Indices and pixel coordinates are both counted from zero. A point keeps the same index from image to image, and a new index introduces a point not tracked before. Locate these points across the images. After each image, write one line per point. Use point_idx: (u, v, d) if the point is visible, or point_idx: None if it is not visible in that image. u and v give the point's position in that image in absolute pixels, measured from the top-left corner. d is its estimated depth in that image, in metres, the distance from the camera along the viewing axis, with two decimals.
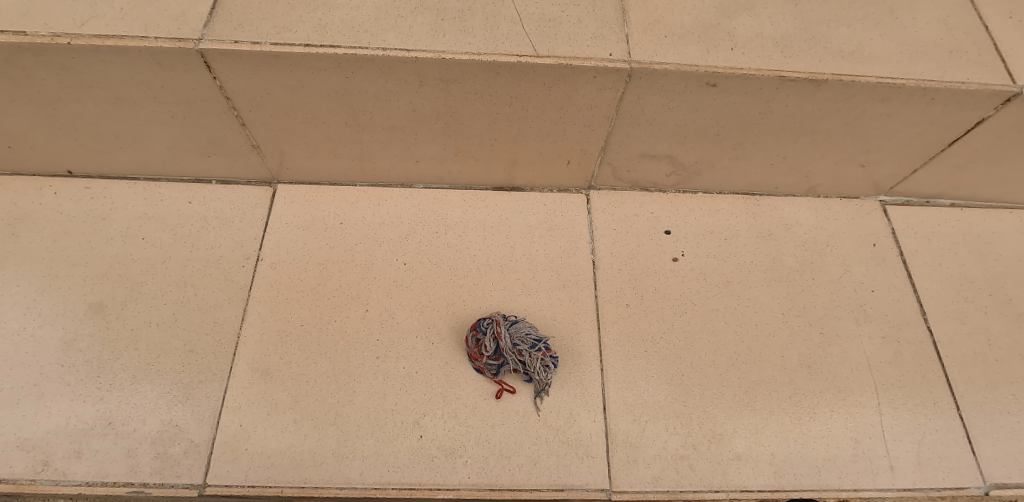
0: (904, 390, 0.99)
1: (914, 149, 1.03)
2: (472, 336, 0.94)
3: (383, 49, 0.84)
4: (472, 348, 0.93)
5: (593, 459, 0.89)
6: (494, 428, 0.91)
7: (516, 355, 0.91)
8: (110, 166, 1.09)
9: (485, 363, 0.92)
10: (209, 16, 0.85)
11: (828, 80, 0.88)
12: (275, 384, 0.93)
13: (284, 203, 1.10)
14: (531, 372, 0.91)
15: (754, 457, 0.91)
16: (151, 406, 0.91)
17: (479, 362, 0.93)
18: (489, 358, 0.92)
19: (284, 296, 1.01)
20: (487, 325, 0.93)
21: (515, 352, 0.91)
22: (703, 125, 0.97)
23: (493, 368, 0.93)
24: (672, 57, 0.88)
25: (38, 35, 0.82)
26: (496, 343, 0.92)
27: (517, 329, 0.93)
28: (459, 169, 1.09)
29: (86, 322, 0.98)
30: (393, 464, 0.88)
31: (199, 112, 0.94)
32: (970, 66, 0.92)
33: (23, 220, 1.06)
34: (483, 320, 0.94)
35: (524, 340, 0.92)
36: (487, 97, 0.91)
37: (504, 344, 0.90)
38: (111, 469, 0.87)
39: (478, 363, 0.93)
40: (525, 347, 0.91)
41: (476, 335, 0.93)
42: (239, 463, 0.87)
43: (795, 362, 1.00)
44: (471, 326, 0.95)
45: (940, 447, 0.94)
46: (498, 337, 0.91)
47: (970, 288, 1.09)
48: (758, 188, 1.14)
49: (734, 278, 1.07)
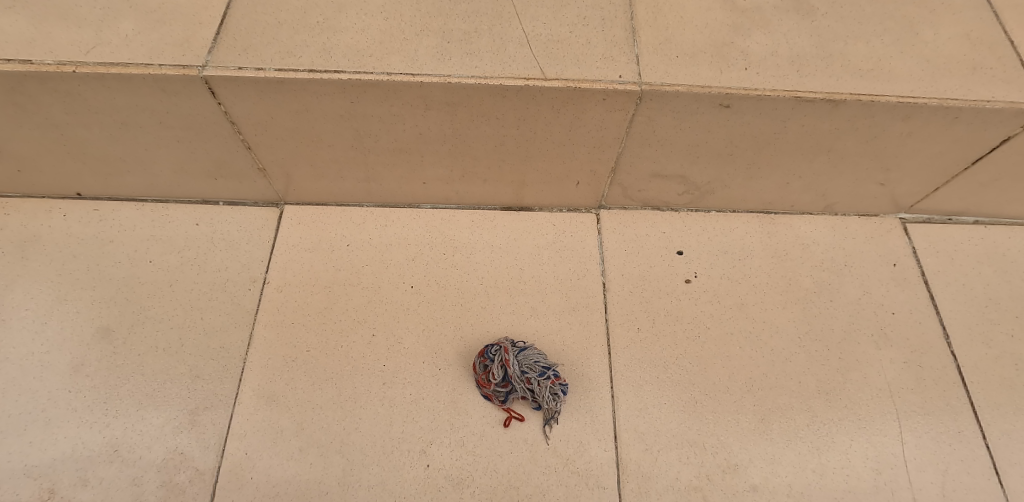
0: (926, 416, 0.95)
1: (936, 167, 1.00)
2: (478, 362, 0.92)
3: (388, 73, 0.83)
4: (480, 375, 0.91)
5: (604, 490, 0.87)
6: (501, 458, 0.89)
7: (526, 383, 0.89)
8: (119, 188, 1.09)
9: (493, 390, 0.90)
10: (213, 42, 0.84)
11: (845, 100, 0.85)
12: (280, 410, 0.92)
13: (291, 225, 1.09)
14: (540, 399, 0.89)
15: (771, 488, 0.88)
16: (158, 432, 0.91)
17: (486, 389, 0.91)
18: (497, 385, 0.90)
19: (291, 320, 1.00)
20: (494, 351, 0.91)
21: (525, 380, 0.89)
22: (716, 145, 0.95)
23: (501, 395, 0.91)
24: (684, 78, 0.85)
25: (43, 63, 0.82)
26: (505, 370, 0.89)
27: (525, 357, 0.90)
28: (466, 189, 1.07)
29: (93, 346, 0.98)
30: (400, 495, 0.86)
31: (205, 136, 0.93)
32: (995, 83, 0.88)
33: (32, 243, 1.07)
34: (491, 346, 0.92)
35: (533, 368, 0.89)
36: (494, 119, 0.89)
37: (514, 373, 0.88)
38: (116, 498, 0.86)
39: (484, 388, 0.91)
40: (535, 373, 0.89)
41: (484, 362, 0.91)
42: (243, 493, 0.86)
43: (812, 388, 0.97)
44: (479, 352, 0.93)
45: (965, 478, 0.91)
46: (507, 365, 0.88)
47: (995, 310, 1.05)
48: (773, 206, 1.11)
49: (749, 300, 1.05)
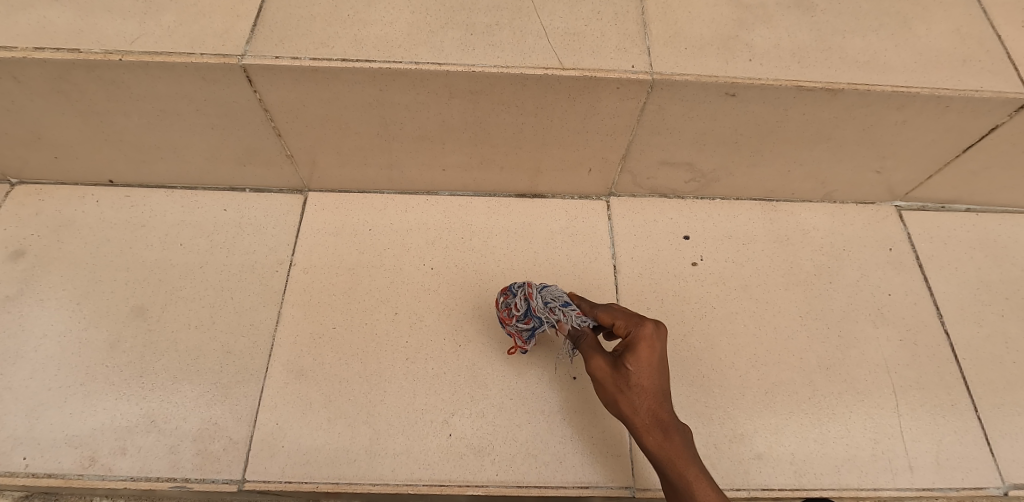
0: (921, 391, 1.01)
1: (929, 156, 1.05)
2: (502, 298, 0.92)
3: (415, 63, 0.88)
4: (504, 312, 0.92)
5: (617, 458, 0.92)
6: (520, 428, 0.94)
7: (547, 314, 0.86)
8: (150, 175, 1.14)
9: (516, 325, 0.90)
10: (250, 34, 0.90)
11: (844, 89, 0.91)
12: (309, 384, 0.97)
13: (315, 211, 1.15)
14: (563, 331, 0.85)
15: (775, 456, 0.93)
16: (192, 404, 0.95)
17: (509, 324, 0.92)
18: (520, 319, 0.90)
19: (317, 299, 1.05)
20: (518, 287, 0.91)
21: (547, 311, 0.86)
22: (722, 133, 1.00)
23: (525, 329, 0.91)
24: (692, 69, 0.91)
25: (91, 52, 0.87)
26: (528, 303, 0.89)
27: (549, 290, 0.88)
28: (483, 177, 1.12)
29: (128, 324, 1.03)
30: (424, 462, 0.91)
31: (238, 124, 0.98)
32: (984, 74, 0.94)
33: (67, 227, 1.12)
34: (516, 283, 0.92)
35: (556, 299, 0.86)
36: (514, 107, 0.95)
37: (534, 304, 0.86)
38: (154, 465, 0.91)
39: (508, 324, 0.92)
40: (558, 305, 0.85)
41: (508, 298, 0.91)
42: (275, 460, 0.91)
43: (813, 364, 1.02)
44: (504, 290, 0.93)
45: (958, 448, 0.96)
46: (528, 297, 0.88)
47: (987, 292, 1.11)
48: (775, 194, 1.17)
49: (752, 281, 1.10)
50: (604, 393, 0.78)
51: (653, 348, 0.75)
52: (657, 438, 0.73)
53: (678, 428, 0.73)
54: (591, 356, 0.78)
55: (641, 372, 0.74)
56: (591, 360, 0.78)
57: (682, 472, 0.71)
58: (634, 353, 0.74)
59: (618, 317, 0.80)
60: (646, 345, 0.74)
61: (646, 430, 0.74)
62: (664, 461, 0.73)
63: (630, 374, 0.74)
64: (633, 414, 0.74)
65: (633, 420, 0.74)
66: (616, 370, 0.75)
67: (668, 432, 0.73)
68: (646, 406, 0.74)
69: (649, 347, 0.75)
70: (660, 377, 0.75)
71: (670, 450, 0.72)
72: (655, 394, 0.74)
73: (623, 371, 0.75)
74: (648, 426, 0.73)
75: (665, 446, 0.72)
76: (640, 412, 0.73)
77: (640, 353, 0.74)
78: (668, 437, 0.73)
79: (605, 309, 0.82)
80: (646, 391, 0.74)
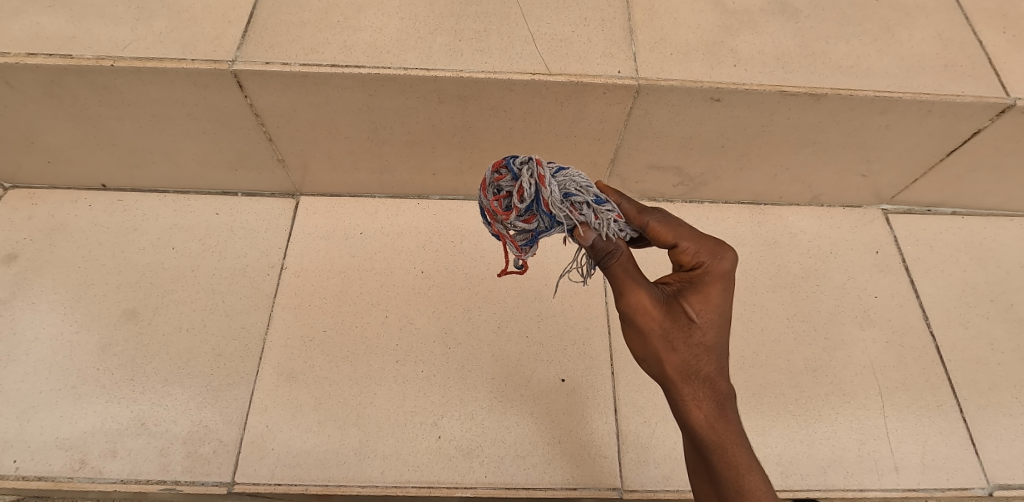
0: (907, 392, 1.02)
1: (914, 159, 1.06)
2: (489, 180, 0.63)
3: (404, 69, 0.89)
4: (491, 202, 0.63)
5: (605, 459, 0.93)
6: (509, 430, 0.94)
7: (567, 213, 0.60)
8: (142, 180, 1.15)
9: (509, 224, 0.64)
10: (241, 40, 0.91)
11: (827, 94, 0.92)
12: (299, 386, 0.98)
13: (307, 214, 1.15)
14: (587, 241, 0.61)
15: (762, 457, 0.94)
16: (183, 407, 0.96)
17: (497, 222, 0.65)
18: (518, 216, 0.63)
19: (308, 302, 1.06)
20: (518, 164, 0.61)
21: (566, 209, 0.60)
22: (709, 138, 1.01)
23: (521, 230, 0.65)
24: (678, 74, 0.92)
25: (83, 58, 0.88)
26: (535, 193, 0.60)
27: (567, 174, 0.61)
28: (473, 180, 1.13)
29: (120, 327, 1.03)
30: (414, 464, 0.91)
31: (229, 128, 0.99)
32: (965, 79, 0.95)
33: (60, 231, 1.12)
34: (514, 159, 0.61)
35: (580, 192, 0.60)
36: (502, 112, 0.96)
37: (550, 197, 0.59)
38: (145, 468, 0.91)
39: (495, 220, 0.65)
40: (584, 201, 0.60)
41: (501, 182, 0.62)
42: (264, 462, 0.91)
43: (800, 365, 1.03)
44: (493, 168, 0.63)
45: (944, 449, 0.97)
46: (540, 185, 0.59)
47: (972, 294, 1.12)
48: (763, 197, 1.18)
49: (740, 284, 1.11)
50: (643, 348, 0.63)
51: (727, 293, 0.61)
52: (708, 414, 0.60)
53: (730, 403, 0.61)
54: (632, 289, 0.60)
55: (707, 325, 0.60)
56: (637, 297, 0.60)
57: (735, 461, 0.58)
58: (700, 296, 0.60)
59: (682, 238, 0.61)
60: (716, 284, 0.60)
61: (695, 400, 0.60)
62: (713, 443, 0.59)
63: (692, 324, 0.59)
64: (682, 377, 0.60)
65: (679, 384, 0.61)
66: (672, 316, 0.60)
67: (721, 407, 0.60)
68: (703, 370, 0.60)
69: (722, 291, 0.60)
70: (723, 335, 0.61)
71: (722, 431, 0.59)
72: (715, 355, 0.60)
73: (684, 320, 0.60)
74: (699, 396, 0.60)
75: (717, 426, 0.59)
76: (694, 378, 0.60)
77: (710, 297, 0.60)
78: (721, 413, 0.60)
79: (659, 221, 0.61)
80: (705, 350, 0.60)
